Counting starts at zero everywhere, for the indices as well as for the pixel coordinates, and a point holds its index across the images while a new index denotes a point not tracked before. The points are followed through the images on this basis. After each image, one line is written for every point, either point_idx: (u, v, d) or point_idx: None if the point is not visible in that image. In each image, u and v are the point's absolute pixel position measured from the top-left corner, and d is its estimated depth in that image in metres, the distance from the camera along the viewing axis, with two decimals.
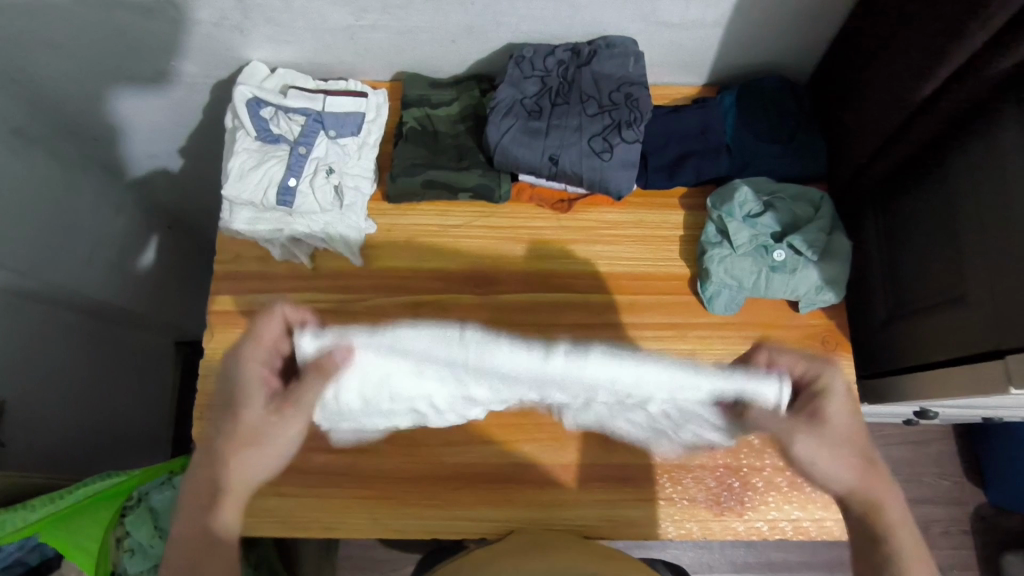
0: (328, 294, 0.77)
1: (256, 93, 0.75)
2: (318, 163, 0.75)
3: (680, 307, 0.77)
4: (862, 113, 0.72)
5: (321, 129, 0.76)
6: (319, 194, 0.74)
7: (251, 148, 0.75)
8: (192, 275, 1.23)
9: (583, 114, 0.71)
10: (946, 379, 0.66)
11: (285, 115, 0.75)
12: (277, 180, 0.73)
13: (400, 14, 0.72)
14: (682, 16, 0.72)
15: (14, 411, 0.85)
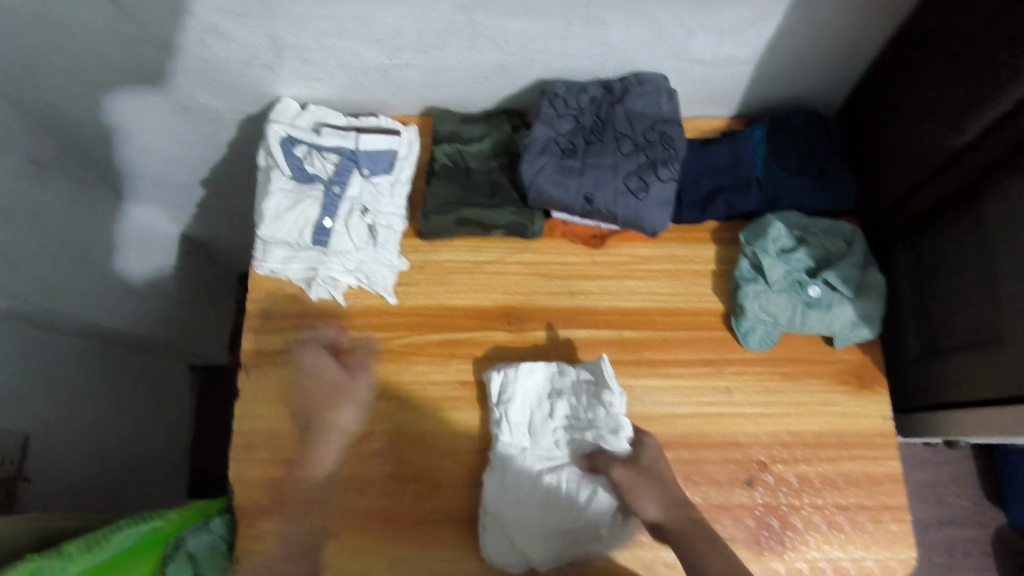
0: (362, 331, 0.77)
1: (290, 132, 0.75)
2: (352, 203, 0.74)
3: (715, 344, 0.77)
4: (898, 145, 0.71)
5: (354, 168, 0.75)
6: (354, 235, 0.74)
7: (286, 188, 0.74)
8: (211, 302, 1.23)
9: (617, 152, 0.71)
10: (994, 421, 0.67)
11: (318, 154, 0.75)
12: (312, 222, 0.73)
13: (433, 53, 0.72)
14: (716, 54, 0.72)
15: (35, 446, 0.85)
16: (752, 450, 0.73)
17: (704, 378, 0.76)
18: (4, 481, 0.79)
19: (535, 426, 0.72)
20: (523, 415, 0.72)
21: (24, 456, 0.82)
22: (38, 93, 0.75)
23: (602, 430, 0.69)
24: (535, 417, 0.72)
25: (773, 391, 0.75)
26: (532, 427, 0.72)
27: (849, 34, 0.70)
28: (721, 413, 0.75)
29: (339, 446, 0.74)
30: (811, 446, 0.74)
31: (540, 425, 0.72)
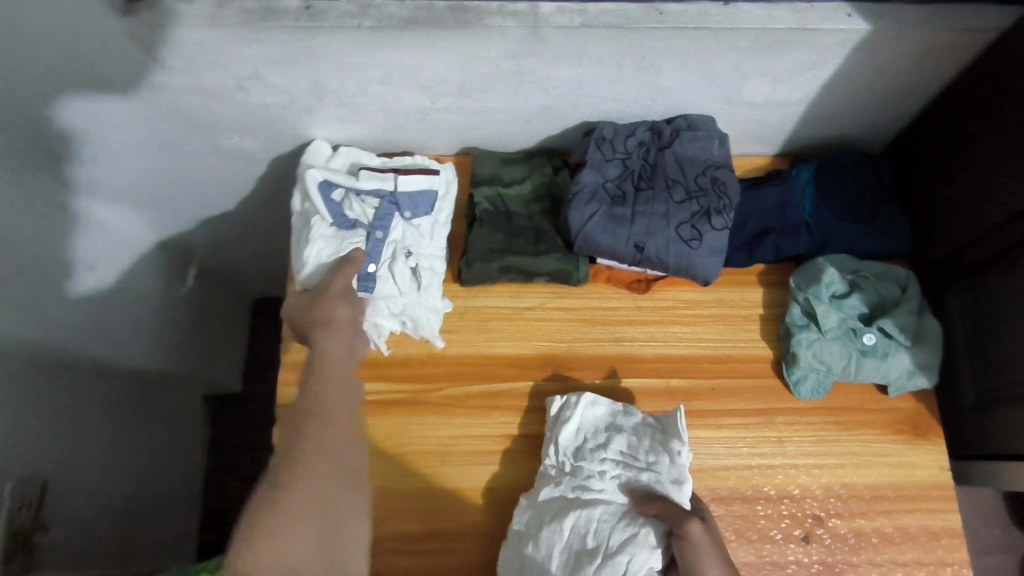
0: (401, 383, 0.74)
1: (327, 175, 0.72)
2: (395, 247, 0.72)
3: (766, 392, 0.75)
4: (974, 189, 0.69)
5: (396, 211, 0.73)
6: (400, 280, 0.72)
7: (326, 235, 0.72)
8: (218, 333, 1.20)
9: (669, 199, 0.69)
10: None
11: (357, 198, 0.72)
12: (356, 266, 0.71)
13: (477, 97, 0.70)
14: (767, 97, 0.71)
15: (53, 490, 0.83)
16: (808, 504, 0.71)
17: (755, 429, 0.73)
18: (21, 532, 0.77)
19: (584, 453, 0.69)
20: (573, 442, 0.69)
21: (42, 499, 0.81)
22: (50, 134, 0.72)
23: (663, 478, 0.67)
24: (587, 446, 0.69)
25: (826, 441, 0.73)
26: (581, 454, 0.69)
27: (907, 78, 0.68)
28: (775, 465, 0.72)
29: (382, 505, 0.71)
30: (867, 499, 0.71)
31: (591, 455, 0.69)
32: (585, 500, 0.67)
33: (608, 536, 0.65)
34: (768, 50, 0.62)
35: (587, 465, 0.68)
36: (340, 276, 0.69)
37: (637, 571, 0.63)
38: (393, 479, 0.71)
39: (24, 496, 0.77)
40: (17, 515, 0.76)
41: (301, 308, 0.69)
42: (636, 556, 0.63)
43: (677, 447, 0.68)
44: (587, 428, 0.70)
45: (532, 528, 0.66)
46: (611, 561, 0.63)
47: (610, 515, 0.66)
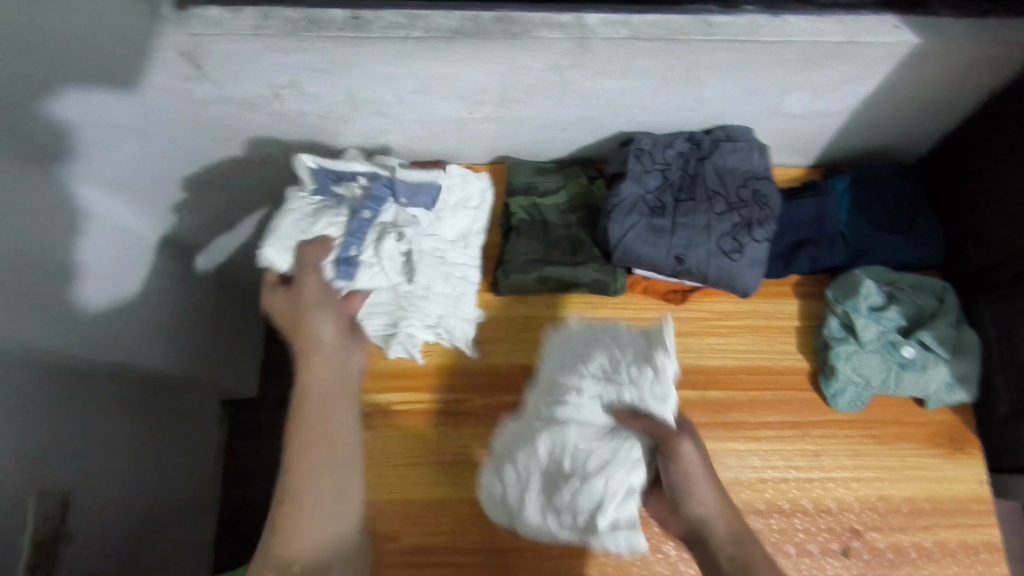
0: (436, 392, 0.74)
1: (321, 162, 0.68)
2: (384, 228, 0.66)
3: (803, 404, 0.74)
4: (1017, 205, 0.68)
5: (390, 195, 0.67)
6: (388, 266, 0.66)
7: (307, 212, 0.66)
8: (234, 338, 1.20)
9: (710, 210, 0.68)
10: None
11: (352, 182, 0.69)
12: (337, 249, 0.65)
13: (516, 107, 0.69)
14: (807, 108, 0.70)
15: (76, 501, 0.83)
16: (846, 518, 0.71)
17: (793, 442, 0.73)
18: (47, 540, 0.78)
19: (565, 383, 0.66)
20: (558, 365, 0.68)
21: (65, 510, 0.81)
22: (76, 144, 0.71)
23: (646, 398, 0.61)
24: (570, 374, 0.66)
25: (864, 455, 0.73)
26: (564, 382, 0.66)
27: (947, 90, 0.68)
28: (812, 478, 0.72)
29: (419, 517, 0.70)
30: (906, 513, 0.71)
31: (570, 379, 0.65)
32: (557, 435, 0.63)
33: (581, 460, 0.61)
34: (815, 61, 0.62)
35: (564, 396, 0.65)
36: (315, 273, 0.63)
37: (616, 492, 0.59)
38: (427, 490, 0.71)
39: (46, 507, 0.77)
40: (40, 526, 0.77)
41: (284, 305, 0.64)
42: (608, 472, 0.59)
43: (660, 358, 0.62)
44: (573, 355, 0.68)
45: (513, 451, 0.66)
46: (583, 477, 0.60)
47: (589, 434, 0.62)
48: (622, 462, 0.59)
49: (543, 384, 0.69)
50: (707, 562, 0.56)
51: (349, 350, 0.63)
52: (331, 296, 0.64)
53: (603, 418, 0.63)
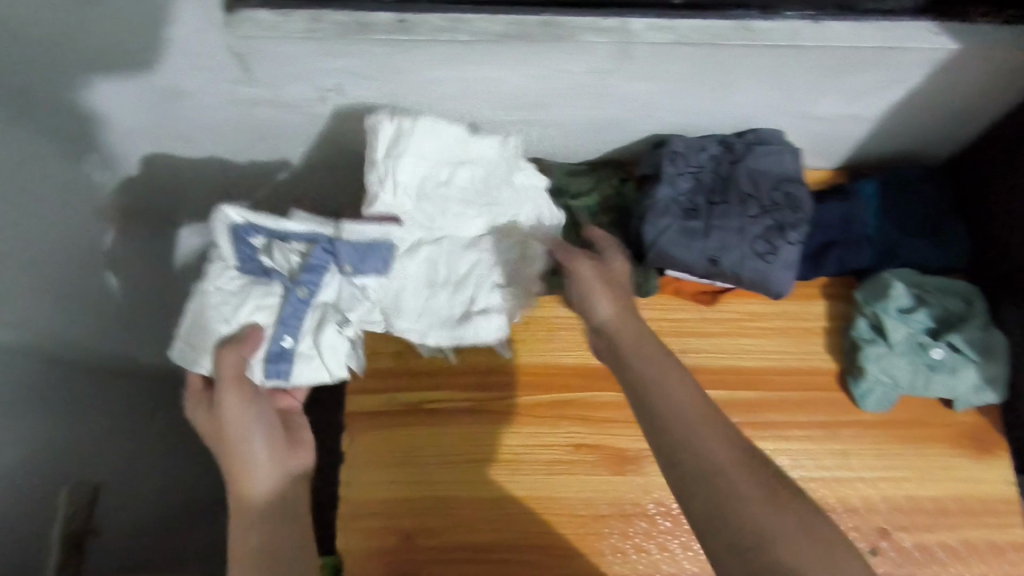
0: (469, 391, 0.75)
1: (248, 218, 0.66)
2: (324, 309, 0.68)
3: (830, 405, 0.75)
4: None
5: (331, 262, 0.67)
6: (326, 356, 0.68)
7: (225, 288, 0.67)
8: None
9: (743, 213, 0.69)
10: None
11: (282, 245, 0.67)
12: (269, 341, 0.66)
13: (552, 110, 0.70)
14: (838, 112, 0.71)
15: (107, 494, 0.83)
16: (874, 517, 0.72)
17: (821, 442, 0.74)
18: (75, 532, 0.76)
19: (404, 180, 0.67)
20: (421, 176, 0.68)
21: (94, 501, 0.80)
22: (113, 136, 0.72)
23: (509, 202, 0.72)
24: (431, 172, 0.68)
25: (891, 455, 0.74)
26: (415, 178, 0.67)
27: (979, 96, 0.69)
28: (840, 478, 0.73)
29: (455, 514, 0.71)
30: (933, 512, 0.72)
31: (438, 174, 0.68)
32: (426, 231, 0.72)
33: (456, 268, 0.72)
34: (854, 65, 0.63)
35: (436, 185, 0.68)
36: (234, 385, 0.62)
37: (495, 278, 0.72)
38: (462, 488, 0.72)
39: (77, 501, 0.77)
40: (71, 517, 0.75)
41: (208, 422, 0.63)
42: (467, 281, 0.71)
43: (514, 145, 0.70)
44: (414, 157, 0.66)
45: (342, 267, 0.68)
46: (451, 292, 0.72)
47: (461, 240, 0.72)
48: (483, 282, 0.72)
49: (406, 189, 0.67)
50: (668, 414, 0.52)
51: (286, 460, 0.64)
52: (251, 407, 0.63)
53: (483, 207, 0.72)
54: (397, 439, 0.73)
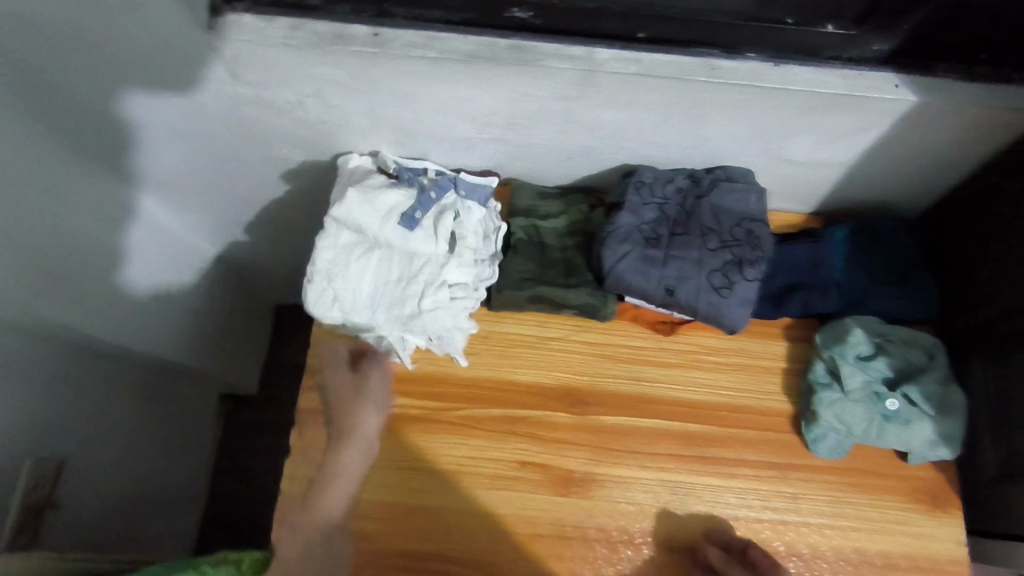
0: (419, 399, 0.76)
1: (399, 157, 0.78)
2: (445, 210, 0.75)
3: (783, 446, 0.74)
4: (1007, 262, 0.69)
5: (453, 188, 0.76)
6: (438, 233, 0.73)
7: (386, 184, 0.75)
8: (233, 333, 1.24)
9: (703, 246, 0.70)
10: None
11: (425, 171, 0.77)
12: (410, 211, 0.73)
13: (524, 132, 0.72)
14: (809, 155, 0.72)
15: (72, 468, 0.87)
16: (818, 565, 0.70)
17: (770, 483, 0.73)
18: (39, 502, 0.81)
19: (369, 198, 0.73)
20: (377, 200, 0.73)
21: (59, 477, 0.84)
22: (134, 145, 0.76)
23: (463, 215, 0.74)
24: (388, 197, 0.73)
25: (841, 503, 0.72)
26: (366, 199, 0.72)
27: (948, 152, 0.69)
28: (787, 521, 0.72)
29: (393, 520, 0.71)
30: (879, 565, 0.70)
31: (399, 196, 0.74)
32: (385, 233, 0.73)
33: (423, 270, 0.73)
34: (822, 108, 0.63)
35: (390, 204, 0.73)
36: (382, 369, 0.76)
37: (460, 284, 0.74)
38: (405, 493, 0.72)
39: (41, 474, 0.80)
40: (31, 492, 0.79)
41: (347, 379, 0.75)
42: (434, 288, 0.72)
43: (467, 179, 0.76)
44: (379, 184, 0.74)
45: (325, 256, 0.73)
46: (422, 297, 0.73)
47: (422, 251, 0.74)
48: (451, 290, 0.73)
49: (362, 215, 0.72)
50: None
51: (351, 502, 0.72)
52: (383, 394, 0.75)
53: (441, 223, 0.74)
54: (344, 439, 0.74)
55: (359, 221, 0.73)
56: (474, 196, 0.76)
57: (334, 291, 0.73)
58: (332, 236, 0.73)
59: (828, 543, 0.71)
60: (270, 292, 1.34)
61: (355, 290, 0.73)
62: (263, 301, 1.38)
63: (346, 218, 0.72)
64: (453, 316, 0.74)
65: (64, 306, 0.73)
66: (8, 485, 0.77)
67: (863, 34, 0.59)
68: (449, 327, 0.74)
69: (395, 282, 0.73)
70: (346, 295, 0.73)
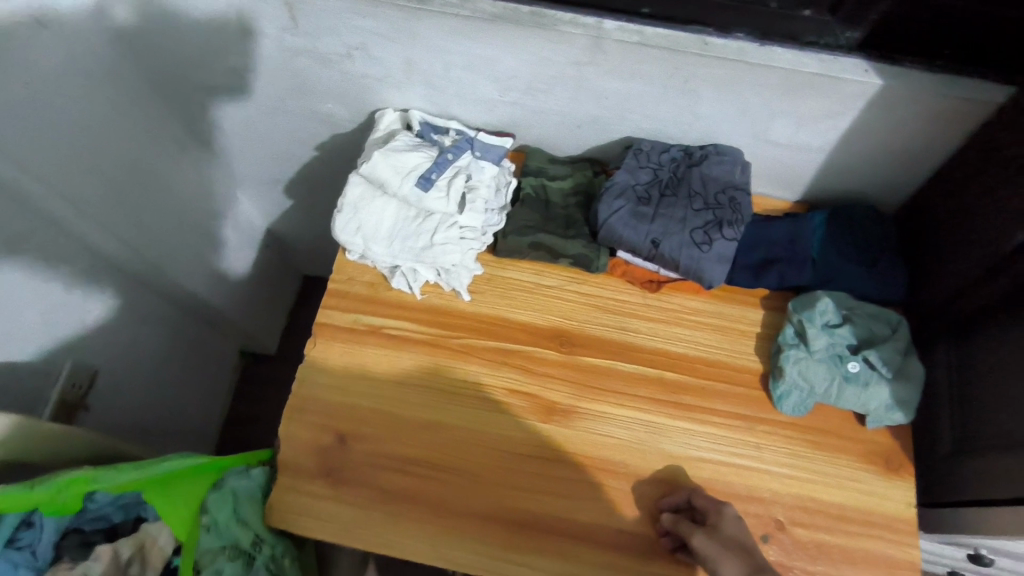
0: (423, 325, 0.84)
1: (426, 117, 0.88)
2: (458, 170, 0.83)
3: (751, 400, 0.81)
4: (956, 249, 0.76)
5: (469, 149, 0.85)
6: (451, 194, 0.81)
7: (408, 138, 0.84)
8: (257, 285, 1.35)
9: (688, 208, 0.79)
10: (1005, 518, 0.70)
11: (446, 133, 0.87)
12: (426, 168, 0.82)
13: (538, 97, 0.82)
14: (791, 138, 0.80)
15: (101, 380, 1.00)
16: (773, 508, 0.75)
17: (736, 431, 0.79)
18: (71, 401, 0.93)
19: (399, 146, 0.82)
20: (405, 148, 0.83)
21: (91, 385, 0.97)
22: (187, 75, 0.91)
23: (481, 168, 0.84)
24: (414, 148, 0.83)
25: (801, 456, 0.78)
26: (395, 147, 0.82)
27: (916, 143, 0.76)
28: (748, 467, 0.77)
29: (386, 427, 0.79)
30: (833, 516, 0.75)
31: (425, 147, 0.84)
32: (408, 176, 0.81)
33: (440, 212, 0.82)
34: (797, 88, 0.72)
35: (418, 151, 0.82)
36: None
37: (471, 227, 0.82)
38: (400, 406, 0.80)
39: (77, 377, 0.93)
40: (67, 390, 0.92)
41: None
42: (447, 226, 0.81)
43: (493, 138, 0.88)
44: (409, 137, 0.85)
45: (354, 192, 0.82)
46: (436, 234, 0.81)
47: (442, 195, 0.82)
48: (462, 230, 0.82)
49: (391, 160, 0.81)
50: None
51: None
52: None
53: (461, 172, 0.83)
54: (352, 353, 0.83)
55: (387, 164, 0.81)
56: (492, 153, 0.86)
57: (359, 223, 0.82)
58: (363, 175, 0.82)
59: (786, 492, 0.76)
60: (298, 255, 1.45)
61: (377, 224, 0.82)
62: (289, 265, 1.49)
63: (377, 162, 0.81)
64: (463, 253, 0.83)
65: (101, 223, 0.88)
66: (49, 380, 0.90)
67: (833, 22, 0.69)
68: (457, 263, 0.83)
69: (414, 220, 0.82)
70: (369, 227, 0.82)
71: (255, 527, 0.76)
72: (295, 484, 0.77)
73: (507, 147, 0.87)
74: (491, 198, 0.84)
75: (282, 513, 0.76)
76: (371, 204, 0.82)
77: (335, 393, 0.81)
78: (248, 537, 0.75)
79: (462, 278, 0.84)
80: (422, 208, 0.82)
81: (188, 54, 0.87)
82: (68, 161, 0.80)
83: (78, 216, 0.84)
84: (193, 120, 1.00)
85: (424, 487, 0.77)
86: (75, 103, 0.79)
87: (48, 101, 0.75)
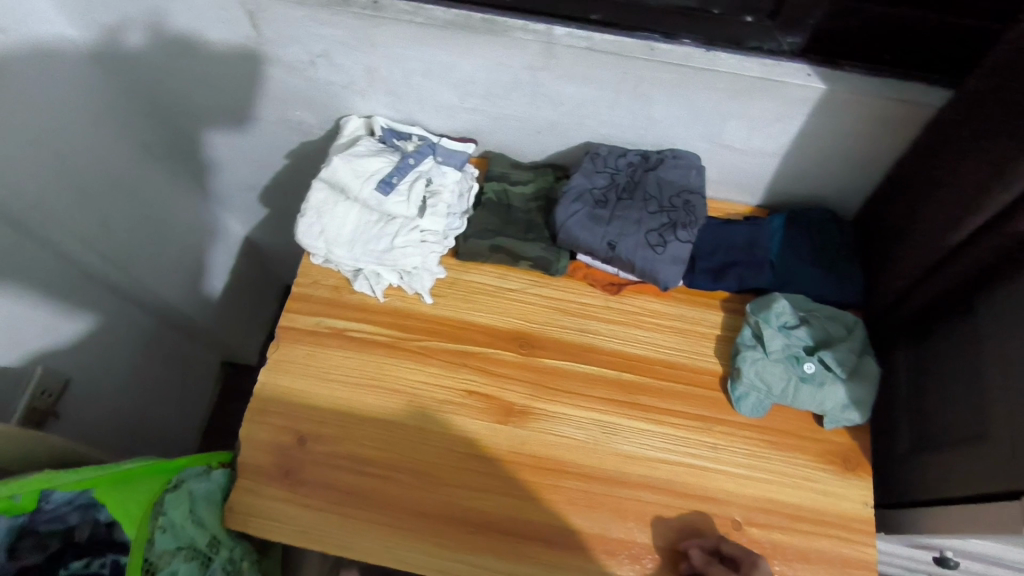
0: (385, 328, 0.85)
1: (390, 124, 0.90)
2: (419, 175, 0.84)
3: (710, 401, 0.81)
4: (901, 249, 0.77)
5: (431, 154, 0.87)
6: (411, 198, 0.83)
7: (371, 145, 0.86)
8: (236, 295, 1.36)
9: (643, 210, 0.80)
10: (949, 517, 0.70)
11: (409, 139, 0.89)
12: (387, 173, 0.83)
13: (498, 102, 0.83)
14: (745, 142, 0.81)
15: (74, 388, 0.99)
16: (730, 508, 0.75)
17: (694, 432, 0.79)
18: (41, 411, 0.92)
19: (361, 152, 0.85)
20: (367, 153, 0.84)
21: (62, 394, 0.96)
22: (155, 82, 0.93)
23: (442, 173, 0.86)
24: (376, 153, 0.85)
25: (758, 456, 0.78)
26: (357, 153, 0.84)
27: (866, 146, 0.78)
28: (704, 467, 0.77)
29: (345, 428, 0.79)
30: (789, 516, 0.75)
31: (387, 152, 0.85)
32: (369, 180, 0.83)
33: (401, 215, 0.83)
34: (741, 92, 0.73)
35: (379, 156, 0.84)
36: None
37: (432, 230, 0.84)
38: (360, 407, 0.80)
39: (47, 386, 0.92)
40: (38, 397, 0.91)
41: None
42: (408, 229, 0.82)
43: (456, 145, 0.89)
44: (372, 143, 0.86)
45: (317, 196, 0.84)
46: (397, 237, 0.82)
47: (402, 199, 0.83)
48: (423, 233, 0.83)
49: (353, 165, 0.83)
50: None
51: None
52: None
53: (422, 177, 0.84)
54: (313, 356, 0.83)
55: (348, 168, 0.83)
56: (454, 159, 0.87)
57: (321, 227, 0.83)
58: (325, 179, 0.84)
59: (743, 493, 0.76)
60: (278, 264, 1.46)
61: (340, 228, 0.83)
62: (270, 274, 1.50)
63: (340, 166, 0.83)
64: (424, 256, 0.84)
65: (70, 228, 0.89)
66: (20, 387, 0.89)
67: (773, 27, 0.72)
68: (418, 266, 0.84)
69: (376, 224, 0.83)
70: (332, 231, 0.83)
71: (211, 527, 0.77)
72: (254, 485, 0.77)
73: (468, 152, 0.89)
74: (452, 202, 0.85)
75: (241, 515, 0.76)
76: (333, 208, 0.84)
77: (295, 395, 0.81)
78: (206, 536, 0.76)
79: (424, 281, 0.85)
80: (383, 212, 0.83)
81: (152, 61, 0.89)
82: (36, 165, 0.82)
83: (52, 217, 0.85)
84: (169, 125, 1.03)
85: (381, 488, 0.77)
86: (41, 109, 0.81)
87: (21, 113, 0.78)
